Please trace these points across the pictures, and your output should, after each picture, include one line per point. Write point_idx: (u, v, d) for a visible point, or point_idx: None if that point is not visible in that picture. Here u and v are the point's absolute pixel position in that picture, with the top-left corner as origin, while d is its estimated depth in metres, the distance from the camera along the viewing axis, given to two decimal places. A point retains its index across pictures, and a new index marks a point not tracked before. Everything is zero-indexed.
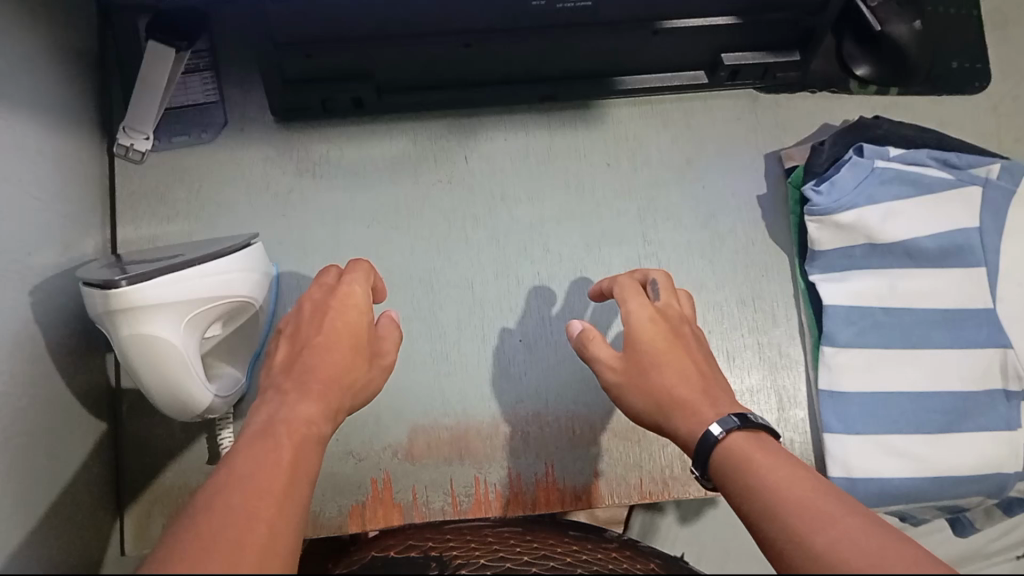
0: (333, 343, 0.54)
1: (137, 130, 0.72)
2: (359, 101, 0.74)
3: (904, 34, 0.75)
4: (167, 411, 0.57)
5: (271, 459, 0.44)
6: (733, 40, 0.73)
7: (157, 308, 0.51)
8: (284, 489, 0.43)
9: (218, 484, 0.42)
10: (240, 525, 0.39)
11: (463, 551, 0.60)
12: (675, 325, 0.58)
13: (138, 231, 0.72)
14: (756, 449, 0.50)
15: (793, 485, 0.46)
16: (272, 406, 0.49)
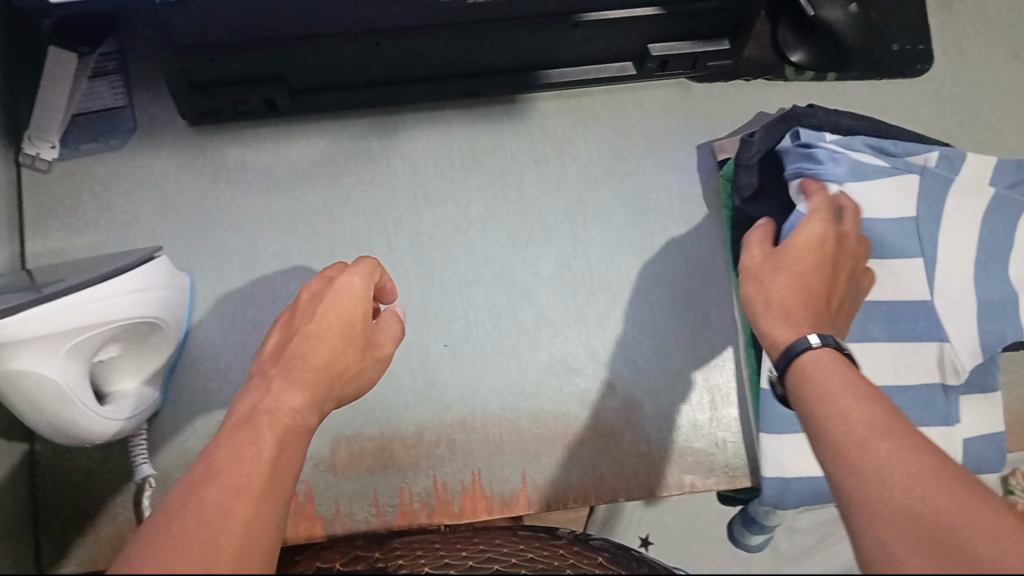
0: (328, 329, 0.52)
1: (42, 138, 0.71)
2: (273, 102, 0.72)
3: (840, 19, 0.73)
4: (56, 438, 0.55)
5: (251, 452, 0.41)
6: (660, 31, 0.71)
7: (24, 343, 0.49)
8: (266, 483, 0.39)
9: (195, 478, 0.39)
10: (212, 519, 0.36)
11: (413, 539, 0.57)
12: (833, 257, 0.59)
13: (47, 243, 0.70)
14: (833, 370, 0.48)
15: (851, 405, 0.44)
16: (254, 394, 0.46)
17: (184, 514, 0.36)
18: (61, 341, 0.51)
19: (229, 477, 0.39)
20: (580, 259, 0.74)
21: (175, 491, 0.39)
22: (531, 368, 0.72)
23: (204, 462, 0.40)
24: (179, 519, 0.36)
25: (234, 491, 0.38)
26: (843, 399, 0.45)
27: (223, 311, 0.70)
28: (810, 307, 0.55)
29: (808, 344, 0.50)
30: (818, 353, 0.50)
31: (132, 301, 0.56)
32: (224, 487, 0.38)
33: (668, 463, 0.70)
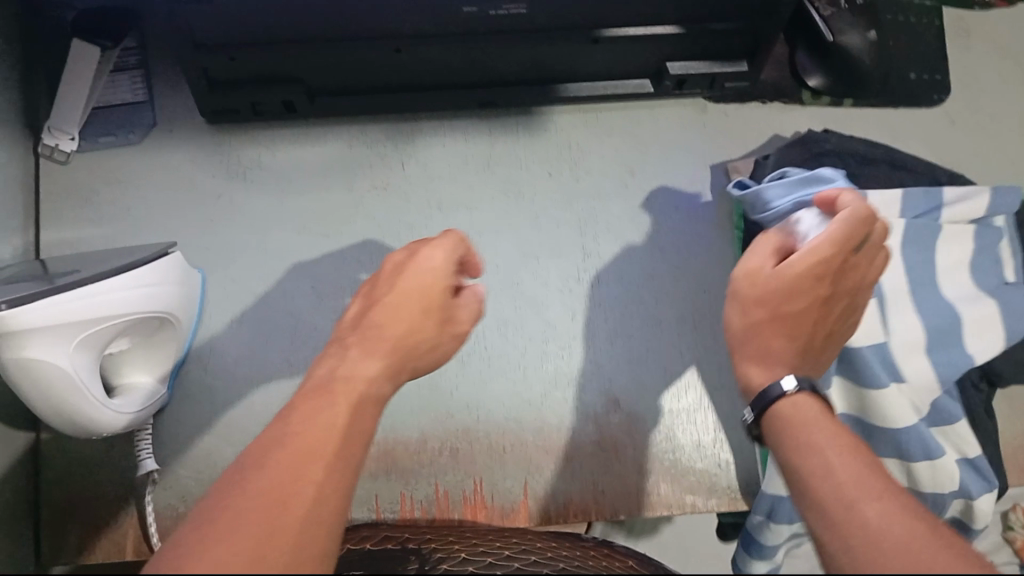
0: (412, 304, 0.48)
1: (62, 130, 0.71)
2: (291, 104, 0.72)
3: (858, 45, 0.74)
4: (61, 428, 0.55)
5: (326, 421, 0.39)
6: (678, 50, 0.71)
7: (38, 332, 0.49)
8: (336, 454, 0.38)
9: (266, 444, 0.38)
10: (281, 486, 0.35)
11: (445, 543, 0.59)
12: (826, 290, 0.52)
13: (62, 234, 0.71)
14: (816, 413, 0.47)
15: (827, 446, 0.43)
16: (332, 362, 0.44)
17: (252, 484, 0.35)
18: (73, 330, 0.51)
19: (301, 446, 0.37)
20: (589, 275, 0.74)
21: (248, 452, 0.38)
22: (536, 380, 0.72)
23: (276, 429, 0.39)
24: (241, 495, 0.35)
25: (304, 461, 0.36)
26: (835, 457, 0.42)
27: (232, 310, 0.70)
28: (791, 338, 0.51)
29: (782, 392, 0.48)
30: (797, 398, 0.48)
31: (145, 294, 0.56)
32: (296, 461, 0.36)
33: (669, 482, 0.70)
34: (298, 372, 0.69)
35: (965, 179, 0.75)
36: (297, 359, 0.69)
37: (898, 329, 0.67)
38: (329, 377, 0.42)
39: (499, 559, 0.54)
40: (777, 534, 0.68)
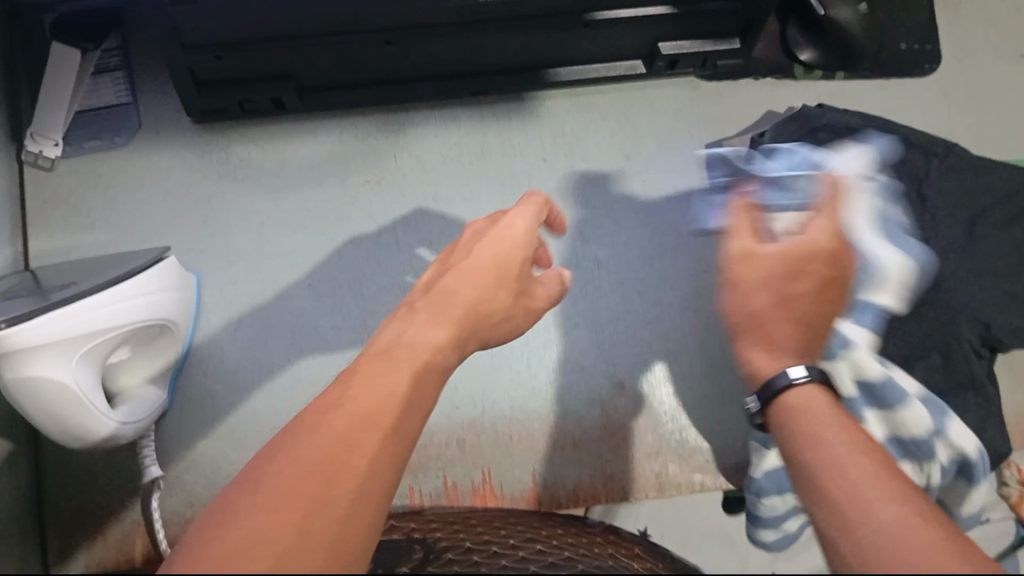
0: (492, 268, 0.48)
1: (46, 135, 0.69)
2: (279, 100, 0.71)
3: (848, 17, 0.72)
4: (66, 441, 0.54)
5: (383, 387, 0.38)
6: (671, 30, 0.70)
7: (41, 349, 0.48)
8: (392, 423, 0.37)
9: (331, 403, 0.37)
10: (328, 451, 0.34)
11: (450, 531, 0.59)
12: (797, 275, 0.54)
13: (52, 242, 0.69)
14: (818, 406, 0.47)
15: (833, 439, 0.44)
16: (399, 329, 0.44)
17: (302, 449, 0.35)
18: (74, 344, 0.50)
19: (359, 410, 0.37)
20: (589, 259, 0.74)
21: (309, 412, 0.38)
22: (542, 369, 0.72)
23: (338, 389, 0.39)
24: (294, 453, 0.35)
25: (360, 425, 0.36)
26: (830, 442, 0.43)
27: (230, 311, 0.69)
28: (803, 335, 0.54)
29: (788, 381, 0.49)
30: (800, 389, 0.49)
31: (141, 301, 0.55)
32: (354, 423, 0.36)
33: (677, 462, 0.70)
34: (301, 372, 0.68)
35: (960, 149, 0.75)
36: (299, 359, 0.68)
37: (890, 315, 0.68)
38: (404, 347, 0.42)
39: (505, 547, 0.55)
40: (772, 505, 0.64)
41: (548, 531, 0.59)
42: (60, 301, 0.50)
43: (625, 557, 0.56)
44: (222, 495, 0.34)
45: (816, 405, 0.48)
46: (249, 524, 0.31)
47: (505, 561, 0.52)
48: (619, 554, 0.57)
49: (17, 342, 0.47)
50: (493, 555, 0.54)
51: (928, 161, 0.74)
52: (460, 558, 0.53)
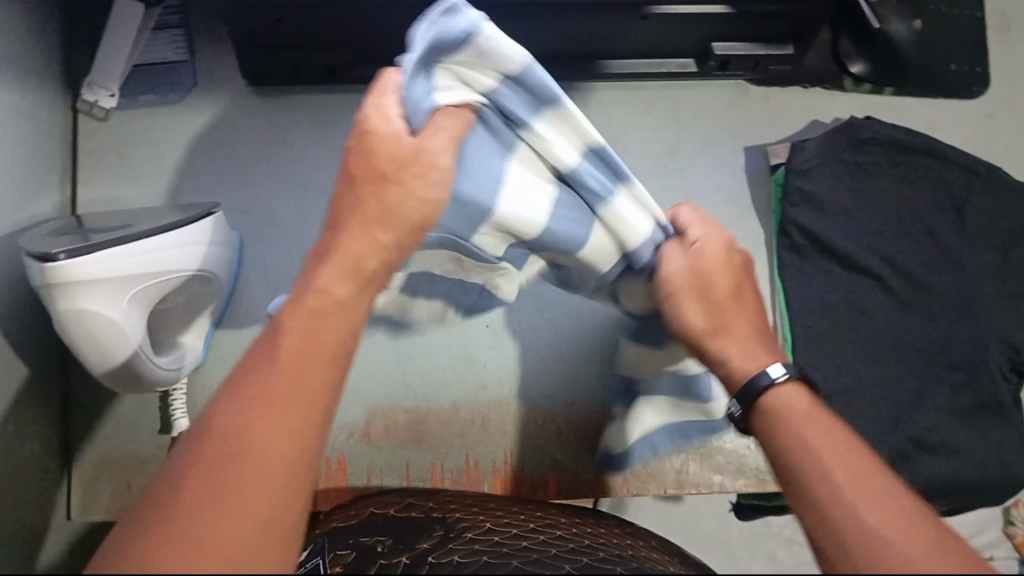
0: (416, 164, 0.43)
1: (102, 86, 0.70)
2: (333, 69, 0.71)
3: (903, 33, 0.74)
4: (105, 379, 0.55)
5: (293, 346, 0.38)
6: (727, 30, 0.71)
7: (93, 285, 0.49)
8: (309, 387, 0.37)
9: (237, 395, 0.35)
10: (254, 438, 0.34)
11: (468, 513, 0.58)
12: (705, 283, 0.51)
13: (100, 191, 0.70)
14: (805, 409, 0.45)
15: (831, 450, 0.41)
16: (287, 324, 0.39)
17: (236, 435, 0.34)
18: (127, 284, 0.51)
19: (286, 377, 0.36)
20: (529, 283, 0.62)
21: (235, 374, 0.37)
22: (569, 355, 0.73)
23: (255, 361, 0.37)
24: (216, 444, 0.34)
25: (284, 408, 0.35)
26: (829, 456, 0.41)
27: (267, 272, 0.70)
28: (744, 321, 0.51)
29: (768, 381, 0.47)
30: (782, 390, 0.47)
31: (192, 258, 0.56)
32: (273, 412, 0.35)
33: (696, 460, 0.71)
34: None
35: (1003, 172, 0.74)
36: None
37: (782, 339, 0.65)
38: (307, 315, 0.40)
39: (522, 530, 0.55)
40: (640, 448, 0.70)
41: (565, 518, 0.59)
42: (115, 240, 0.51)
43: (639, 545, 0.56)
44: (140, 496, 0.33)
45: (798, 402, 0.46)
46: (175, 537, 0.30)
47: (526, 544, 0.52)
48: (633, 542, 0.57)
49: (77, 275, 0.48)
50: (509, 537, 0.54)
51: (969, 180, 0.73)
52: (477, 538, 0.53)
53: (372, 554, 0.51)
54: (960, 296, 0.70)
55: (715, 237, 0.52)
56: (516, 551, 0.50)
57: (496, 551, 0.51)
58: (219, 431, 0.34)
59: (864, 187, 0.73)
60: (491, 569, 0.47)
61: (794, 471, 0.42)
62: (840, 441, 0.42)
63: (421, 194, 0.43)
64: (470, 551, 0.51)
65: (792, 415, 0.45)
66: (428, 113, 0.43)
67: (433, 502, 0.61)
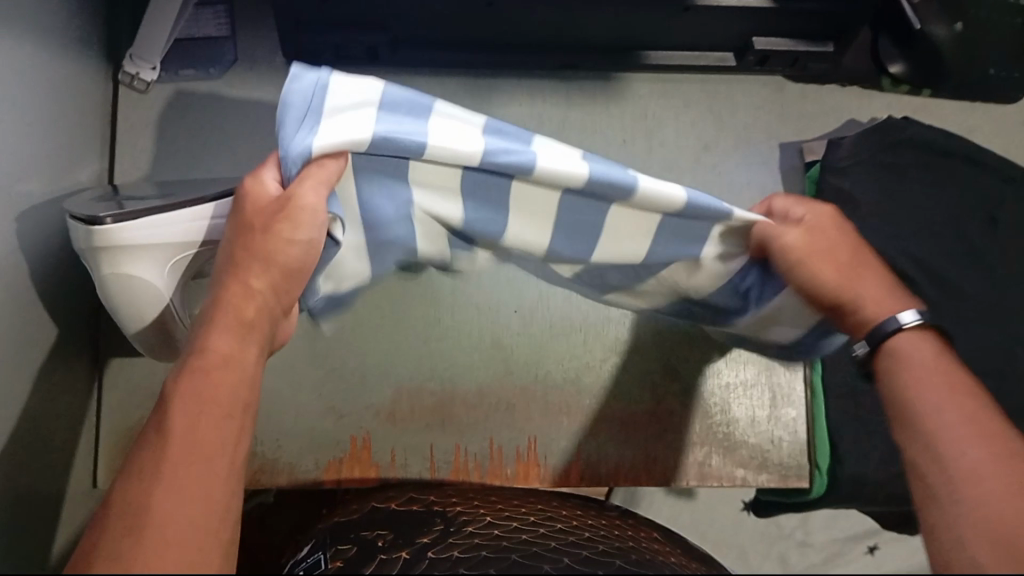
0: (279, 220, 0.46)
1: (144, 59, 0.71)
2: (374, 50, 0.72)
3: (943, 36, 0.73)
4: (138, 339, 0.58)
5: (201, 407, 0.41)
6: (768, 25, 0.71)
7: (133, 249, 0.52)
8: (216, 447, 0.40)
9: (142, 467, 0.39)
10: (180, 514, 0.36)
11: (470, 508, 0.59)
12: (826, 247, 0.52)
13: (137, 162, 0.71)
14: (925, 358, 0.49)
15: (929, 392, 0.47)
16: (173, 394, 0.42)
17: (157, 513, 0.36)
18: (166, 253, 0.53)
19: (195, 445, 0.39)
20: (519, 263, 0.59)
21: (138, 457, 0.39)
22: (598, 344, 0.73)
23: (155, 428, 0.41)
24: (145, 522, 0.36)
25: (192, 458, 0.39)
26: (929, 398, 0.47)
27: None
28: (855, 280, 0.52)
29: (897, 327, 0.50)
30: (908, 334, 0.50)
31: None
32: (191, 484, 0.38)
33: (719, 455, 0.71)
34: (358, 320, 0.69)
35: None
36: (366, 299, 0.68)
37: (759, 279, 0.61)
38: (202, 377, 0.42)
39: (523, 524, 0.55)
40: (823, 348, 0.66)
41: (570, 513, 0.59)
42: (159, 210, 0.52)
43: (644, 539, 0.56)
44: None
45: (924, 349, 0.49)
46: None
47: (526, 537, 0.53)
48: (638, 535, 0.57)
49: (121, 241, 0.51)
50: (512, 531, 0.54)
51: (1004, 185, 0.73)
52: (480, 533, 0.54)
53: (373, 547, 0.52)
54: (991, 301, 0.70)
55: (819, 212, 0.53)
56: (516, 545, 0.51)
57: (499, 546, 0.51)
58: (149, 519, 0.36)
59: (899, 188, 0.73)
60: (493, 565, 0.48)
61: (892, 403, 0.49)
62: (940, 385, 0.47)
63: (294, 237, 0.47)
64: (472, 544, 0.52)
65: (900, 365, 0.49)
66: (303, 158, 0.46)
67: (434, 499, 0.61)
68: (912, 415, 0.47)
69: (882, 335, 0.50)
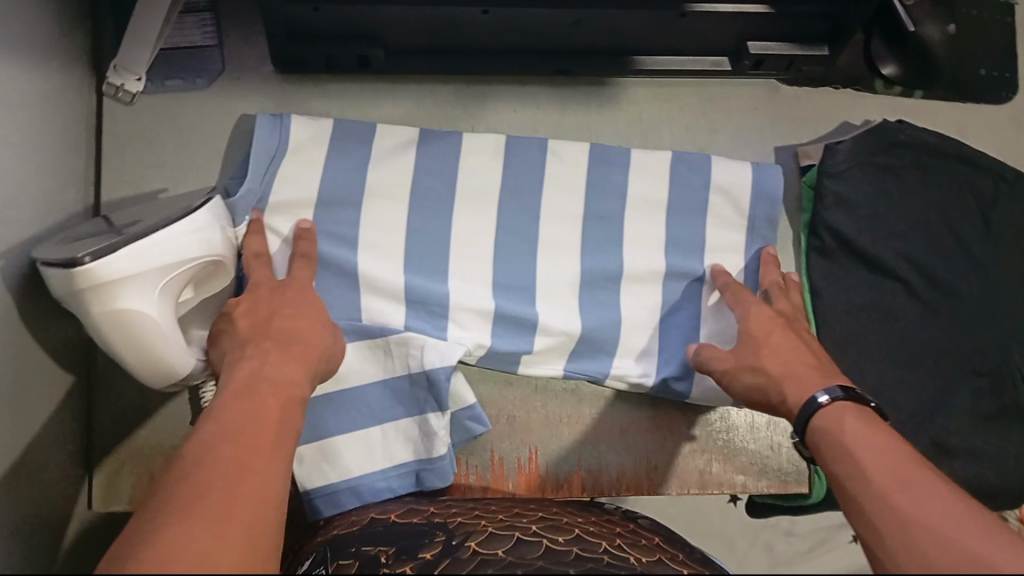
0: (308, 289, 0.61)
1: (128, 70, 0.68)
2: (366, 59, 0.70)
3: (936, 36, 0.74)
4: (147, 379, 0.57)
5: (256, 410, 0.46)
6: (764, 29, 0.70)
7: (114, 282, 0.52)
8: (270, 435, 0.45)
9: (203, 432, 0.44)
10: (236, 465, 0.41)
11: (471, 519, 0.58)
12: (790, 319, 0.64)
13: (123, 177, 0.69)
14: (845, 416, 0.53)
15: (871, 446, 0.49)
16: (253, 366, 0.51)
17: (213, 458, 0.41)
18: (143, 279, 0.53)
19: (248, 431, 0.44)
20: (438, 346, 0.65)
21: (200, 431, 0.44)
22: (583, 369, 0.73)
23: (245, 377, 0.50)
24: (203, 468, 0.41)
25: (250, 436, 0.44)
26: (876, 449, 0.49)
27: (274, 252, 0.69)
28: (800, 351, 0.60)
29: (817, 404, 0.54)
30: (828, 407, 0.54)
31: (174, 246, 0.54)
32: (238, 448, 0.43)
33: (721, 460, 0.72)
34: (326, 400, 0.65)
35: None
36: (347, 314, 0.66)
37: None
38: (249, 394, 0.48)
39: (527, 536, 0.53)
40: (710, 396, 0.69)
41: (569, 519, 0.59)
42: (127, 241, 0.53)
43: (647, 544, 0.56)
44: (139, 523, 0.38)
45: (847, 414, 0.53)
46: (194, 518, 0.37)
47: (529, 551, 0.51)
48: (640, 540, 0.57)
49: (78, 278, 0.51)
50: (516, 542, 0.52)
51: (996, 185, 0.73)
52: (484, 546, 0.52)
53: (372, 564, 0.50)
54: (987, 301, 0.71)
55: (754, 304, 0.64)
56: (521, 560, 0.49)
57: (500, 559, 0.49)
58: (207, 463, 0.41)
59: (895, 190, 0.73)
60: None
61: (834, 455, 0.51)
62: (881, 444, 0.49)
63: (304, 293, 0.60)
64: (474, 558, 0.49)
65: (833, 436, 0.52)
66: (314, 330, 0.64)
67: (433, 510, 0.61)
68: (852, 449, 0.50)
69: (811, 411, 0.54)
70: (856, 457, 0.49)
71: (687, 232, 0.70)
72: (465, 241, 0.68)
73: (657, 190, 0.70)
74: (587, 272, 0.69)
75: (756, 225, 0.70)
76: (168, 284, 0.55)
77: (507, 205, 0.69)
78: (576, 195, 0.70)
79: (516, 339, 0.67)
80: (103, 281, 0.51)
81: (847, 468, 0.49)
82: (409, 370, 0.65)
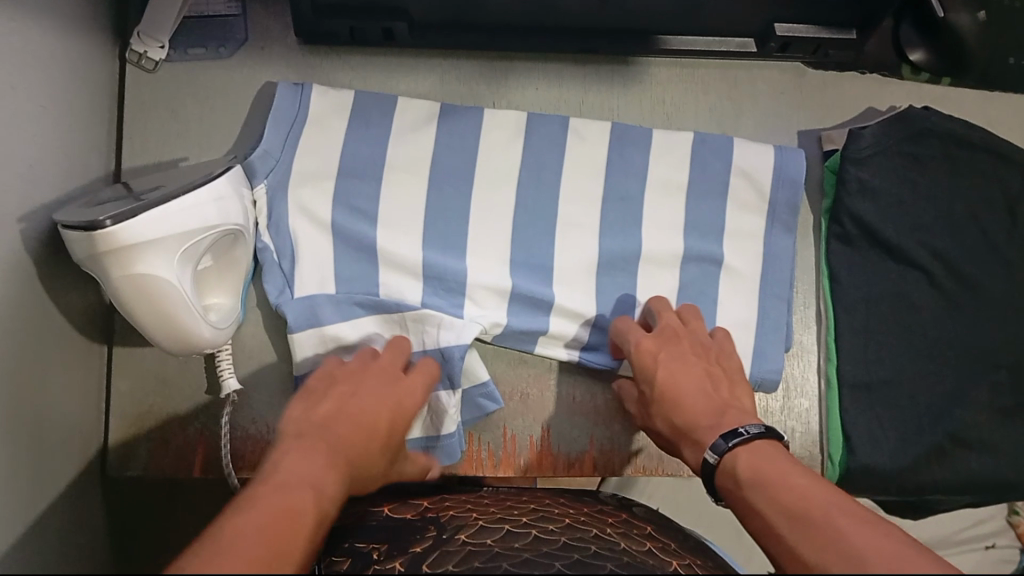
0: (407, 392, 0.54)
1: (153, 37, 0.69)
2: (390, 33, 0.70)
3: (966, 24, 0.71)
4: (167, 345, 0.57)
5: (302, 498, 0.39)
6: (791, 12, 0.69)
7: (135, 246, 0.52)
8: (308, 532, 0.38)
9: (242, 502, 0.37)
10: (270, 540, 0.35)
11: (461, 513, 0.57)
12: (677, 348, 0.59)
13: (145, 144, 0.69)
14: (762, 463, 0.47)
15: (775, 473, 0.45)
16: (305, 450, 0.44)
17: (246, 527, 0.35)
18: (162, 244, 0.53)
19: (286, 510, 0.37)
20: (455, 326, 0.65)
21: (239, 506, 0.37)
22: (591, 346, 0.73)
23: (296, 460, 0.42)
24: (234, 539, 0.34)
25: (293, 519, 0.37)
26: (794, 488, 0.43)
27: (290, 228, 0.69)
28: (680, 382, 0.57)
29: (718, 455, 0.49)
30: (738, 454, 0.48)
31: (190, 212, 0.55)
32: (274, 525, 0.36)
33: None
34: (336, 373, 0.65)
35: None
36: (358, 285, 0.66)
37: (744, 314, 0.69)
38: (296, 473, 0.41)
39: (517, 530, 0.53)
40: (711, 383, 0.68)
41: (560, 511, 0.58)
42: (147, 206, 0.53)
43: (637, 534, 0.55)
44: None
45: (769, 467, 0.46)
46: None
47: (519, 542, 0.50)
48: (631, 530, 0.56)
49: (97, 241, 0.51)
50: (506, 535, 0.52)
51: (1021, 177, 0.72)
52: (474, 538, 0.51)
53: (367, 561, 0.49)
54: (1008, 294, 0.70)
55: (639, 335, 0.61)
56: (510, 551, 0.48)
57: (491, 552, 0.48)
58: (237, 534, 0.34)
59: (920, 180, 0.72)
60: None
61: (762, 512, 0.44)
62: (783, 472, 0.45)
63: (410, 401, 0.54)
64: (465, 551, 0.49)
65: (737, 488, 0.47)
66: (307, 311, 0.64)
67: (427, 504, 0.60)
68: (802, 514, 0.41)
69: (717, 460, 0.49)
70: (757, 497, 0.45)
71: (707, 215, 0.70)
72: (484, 219, 0.68)
73: (678, 172, 0.70)
74: (606, 252, 0.68)
75: (777, 211, 0.70)
76: (188, 250, 0.55)
77: (527, 183, 0.69)
78: (597, 175, 0.69)
79: (532, 319, 0.67)
80: (123, 245, 0.52)
81: (755, 509, 0.44)
82: (425, 347, 0.65)
